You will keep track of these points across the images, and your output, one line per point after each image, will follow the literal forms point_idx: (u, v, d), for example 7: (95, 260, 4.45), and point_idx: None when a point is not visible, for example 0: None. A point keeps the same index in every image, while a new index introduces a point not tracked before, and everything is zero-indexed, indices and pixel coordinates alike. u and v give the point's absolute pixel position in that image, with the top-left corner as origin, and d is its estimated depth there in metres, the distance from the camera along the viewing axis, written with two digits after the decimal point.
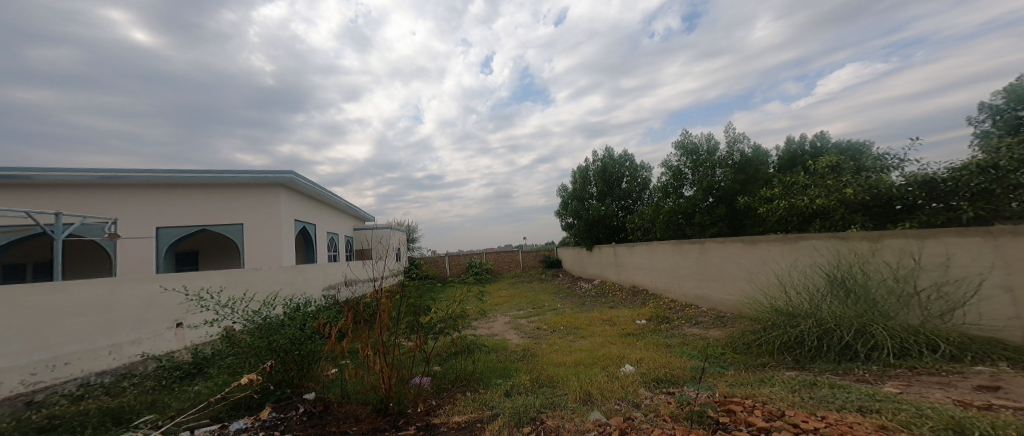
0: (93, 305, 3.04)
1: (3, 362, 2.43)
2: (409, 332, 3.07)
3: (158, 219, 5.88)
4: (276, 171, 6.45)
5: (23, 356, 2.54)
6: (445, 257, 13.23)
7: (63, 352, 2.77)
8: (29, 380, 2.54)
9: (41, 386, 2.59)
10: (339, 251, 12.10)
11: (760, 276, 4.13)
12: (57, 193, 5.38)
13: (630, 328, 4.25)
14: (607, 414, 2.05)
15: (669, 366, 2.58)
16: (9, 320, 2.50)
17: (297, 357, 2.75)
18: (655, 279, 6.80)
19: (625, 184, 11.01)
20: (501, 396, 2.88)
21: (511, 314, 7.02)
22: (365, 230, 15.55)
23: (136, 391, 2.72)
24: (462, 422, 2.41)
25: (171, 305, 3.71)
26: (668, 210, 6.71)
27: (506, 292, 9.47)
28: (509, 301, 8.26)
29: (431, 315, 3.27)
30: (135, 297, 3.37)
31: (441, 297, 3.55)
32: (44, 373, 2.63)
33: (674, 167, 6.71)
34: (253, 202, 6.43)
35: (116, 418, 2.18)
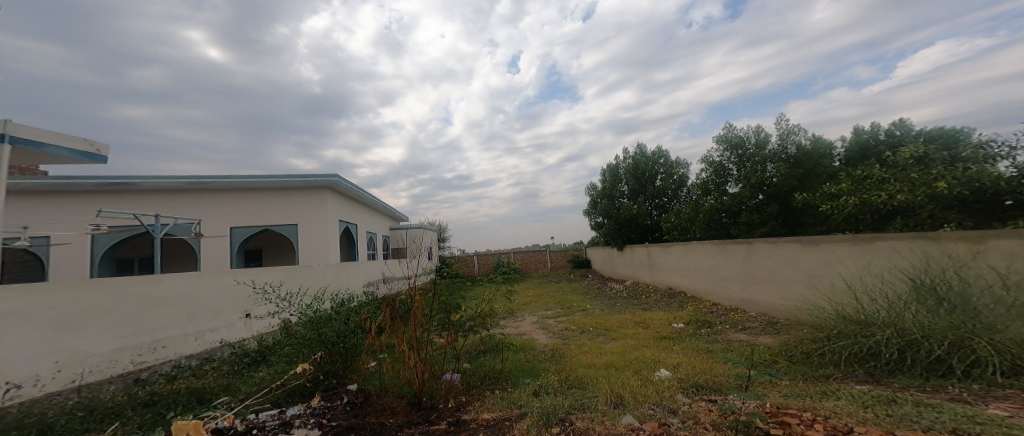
0: (181, 296, 3.31)
1: (116, 343, 2.74)
2: (441, 329, 3.15)
3: (231, 220, 6.34)
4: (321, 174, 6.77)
5: (129, 339, 2.83)
6: (474, 256, 13.40)
7: (159, 337, 3.06)
8: (136, 359, 2.85)
9: (144, 365, 2.90)
10: (376, 249, 12.58)
11: (821, 279, 3.86)
12: (148, 198, 5.95)
13: (665, 332, 4.10)
14: (640, 418, 1.99)
15: (711, 372, 2.46)
16: (116, 308, 2.77)
17: (343, 350, 2.89)
18: (693, 281, 6.58)
19: (660, 181, 10.65)
20: (529, 395, 2.87)
21: (539, 314, 6.99)
22: (399, 230, 16.08)
23: (214, 374, 2.96)
24: (492, 419, 2.42)
25: (242, 298, 3.98)
26: (709, 208, 6.47)
27: (533, 292, 9.46)
28: (537, 301, 8.25)
29: (461, 313, 3.31)
30: (214, 288, 3.64)
31: (471, 295, 3.58)
32: (147, 355, 2.93)
33: (717, 163, 6.47)
34: (301, 204, 6.77)
35: (200, 398, 2.38)
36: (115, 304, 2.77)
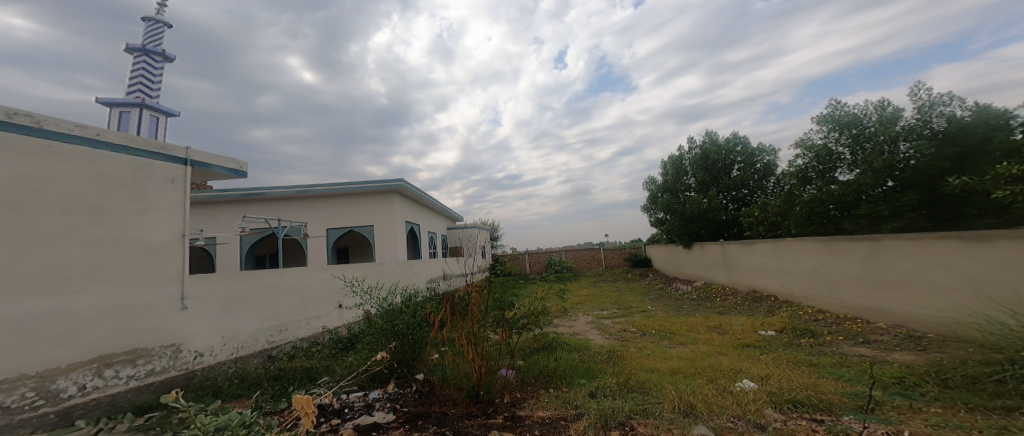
0: (296, 288, 4.04)
1: (257, 324, 3.48)
2: (496, 325, 3.23)
3: (325, 221, 7.49)
4: (390, 180, 7.34)
5: (264, 322, 3.56)
6: (525, 255, 13.47)
7: (283, 321, 3.81)
8: (271, 339, 3.60)
9: (274, 344, 3.65)
10: (436, 248, 13.18)
11: (989, 287, 3.21)
12: (267, 205, 7.36)
13: (748, 339, 3.74)
14: (716, 430, 1.82)
15: (814, 389, 2.18)
16: (253, 296, 3.46)
17: (412, 341, 3.15)
18: (788, 283, 6.01)
19: (737, 172, 9.76)
20: (585, 397, 2.79)
21: (593, 314, 6.80)
22: (456, 230, 16.67)
23: (320, 354, 3.66)
24: (547, 418, 2.39)
25: (335, 289, 4.70)
26: (808, 200, 5.55)
27: (587, 291, 9.23)
28: (592, 300, 8.04)
29: (514, 310, 3.36)
30: (316, 282, 4.37)
31: (523, 293, 3.60)
32: (278, 335, 3.70)
33: (821, 147, 5.48)
34: (375, 206, 7.55)
35: (309, 375, 3.02)
36: (252, 294, 3.46)
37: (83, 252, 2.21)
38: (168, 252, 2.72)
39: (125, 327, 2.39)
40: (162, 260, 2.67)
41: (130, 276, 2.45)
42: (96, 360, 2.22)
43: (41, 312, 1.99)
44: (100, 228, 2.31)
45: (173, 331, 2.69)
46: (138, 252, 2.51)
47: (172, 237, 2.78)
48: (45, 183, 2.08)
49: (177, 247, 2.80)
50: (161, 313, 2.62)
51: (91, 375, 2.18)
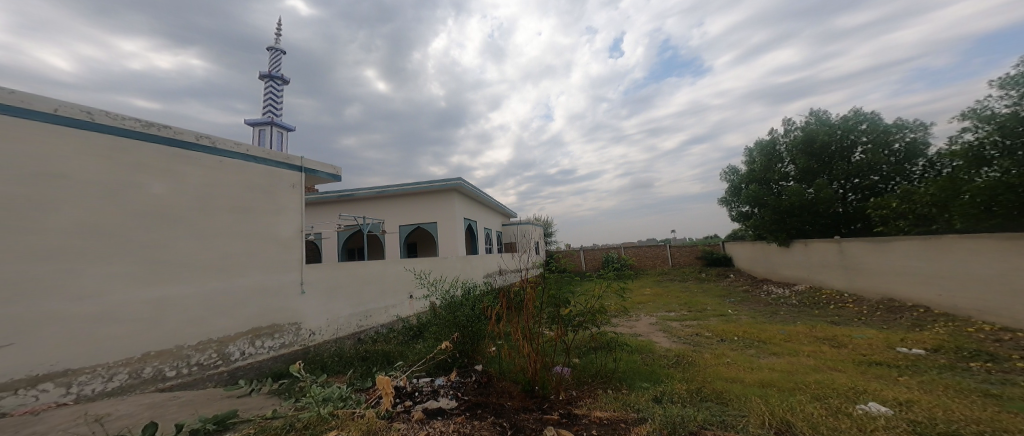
0: (380, 281, 5.52)
1: (352, 309, 4.93)
2: (551, 322, 3.28)
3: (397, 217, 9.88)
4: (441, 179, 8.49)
5: (357, 307, 5.03)
6: (580, 251, 13.21)
7: (371, 308, 5.31)
8: (360, 322, 5.06)
9: (364, 326, 5.13)
10: (493, 244, 13.45)
11: None
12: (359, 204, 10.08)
13: (874, 356, 3.25)
14: None
15: (985, 424, 1.79)
16: (348, 287, 4.90)
17: (471, 333, 4.15)
18: (946, 291, 5.16)
19: (859, 157, 8.15)
20: (649, 401, 2.64)
21: (658, 315, 6.45)
22: (510, 226, 16.87)
23: (395, 341, 4.98)
24: (606, 419, 2.26)
25: (410, 282, 6.29)
26: (982, 187, 4.59)
27: (650, 290, 8.77)
28: (655, 300, 7.61)
29: (570, 307, 3.43)
30: (396, 277, 5.95)
31: (579, 290, 3.64)
32: (365, 320, 5.17)
33: (1004, 117, 4.41)
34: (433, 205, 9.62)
35: (388, 359, 4.20)
36: (345, 284, 4.85)
37: (241, 255, 3.55)
38: (289, 249, 4.04)
39: (265, 306, 3.72)
40: (287, 252, 4.02)
41: (268, 268, 3.79)
42: (250, 330, 3.56)
43: (220, 298, 3.31)
44: (247, 226, 3.61)
45: (294, 310, 4.03)
46: (272, 248, 3.83)
47: (292, 235, 4.10)
48: (218, 193, 3.36)
49: (296, 242, 4.13)
50: (286, 295, 3.96)
51: (248, 341, 3.51)
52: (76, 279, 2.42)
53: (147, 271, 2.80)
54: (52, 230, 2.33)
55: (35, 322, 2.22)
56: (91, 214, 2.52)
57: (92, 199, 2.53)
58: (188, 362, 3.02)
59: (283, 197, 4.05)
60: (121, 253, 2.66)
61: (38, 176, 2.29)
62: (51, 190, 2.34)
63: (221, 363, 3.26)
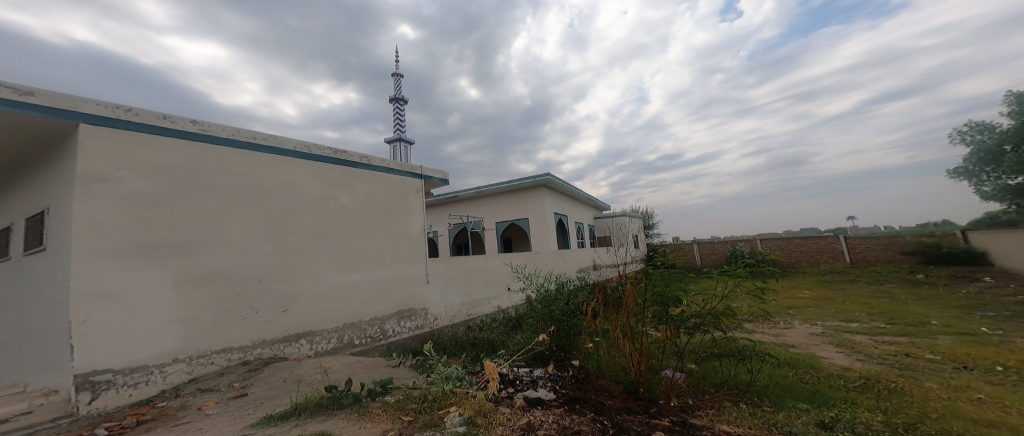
0: (479, 272, 7.47)
1: (461, 298, 6.89)
2: (658, 322, 3.93)
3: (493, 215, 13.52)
4: (527, 178, 10.31)
5: (463, 297, 6.99)
6: (693, 245, 11.84)
7: (474, 299, 7.27)
8: (467, 311, 7.02)
9: (471, 315, 7.09)
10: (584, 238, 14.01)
11: None
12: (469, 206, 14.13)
13: None
14: None
15: None
16: (456, 276, 6.81)
17: (565, 327, 4.92)
18: None
19: None
20: (808, 425, 2.47)
21: (826, 324, 5.64)
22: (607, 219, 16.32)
23: (496, 329, 6.81)
24: (733, 432, 2.40)
25: (505, 275, 8.33)
26: None
27: (812, 294, 7.75)
28: (819, 306, 6.62)
29: (682, 307, 3.79)
30: (493, 268, 7.97)
31: (694, 290, 3.93)
32: (471, 308, 7.13)
33: None
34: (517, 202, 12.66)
35: (491, 345, 5.72)
36: (453, 273, 6.71)
37: (388, 253, 5.45)
38: (417, 244, 5.93)
39: (404, 292, 5.62)
40: (416, 249, 5.91)
41: (407, 262, 5.72)
42: (398, 311, 5.46)
43: (377, 285, 5.18)
44: (389, 232, 5.49)
45: (423, 298, 5.95)
46: (406, 243, 5.74)
47: (418, 233, 5.95)
48: (368, 208, 5.23)
49: (421, 240, 5.99)
50: (416, 284, 5.86)
51: (397, 319, 5.42)
52: (309, 265, 4.37)
53: (342, 264, 4.77)
54: (298, 236, 4.29)
55: (296, 295, 4.18)
56: (315, 227, 4.49)
57: (316, 217, 4.53)
58: (363, 334, 4.95)
59: (412, 201, 5.94)
60: (329, 252, 4.63)
61: (295, 207, 4.31)
62: (301, 214, 4.35)
63: (382, 336, 5.17)
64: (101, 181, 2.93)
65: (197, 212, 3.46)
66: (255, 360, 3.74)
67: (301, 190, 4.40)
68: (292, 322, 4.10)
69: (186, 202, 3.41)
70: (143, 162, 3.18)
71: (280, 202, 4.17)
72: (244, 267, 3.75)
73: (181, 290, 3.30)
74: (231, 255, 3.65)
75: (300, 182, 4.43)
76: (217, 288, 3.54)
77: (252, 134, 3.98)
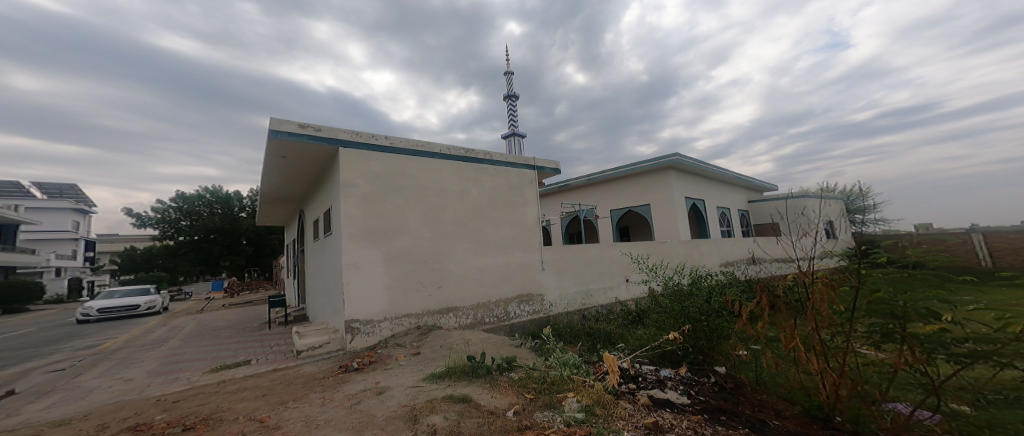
0: (597, 261, 9.57)
1: (581, 288, 9.18)
2: (872, 341, 2.92)
3: (610, 202, 16.95)
4: (659, 157, 14.04)
5: (580, 284, 9.18)
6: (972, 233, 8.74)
7: (593, 290, 9.39)
8: (588, 301, 9.23)
9: (593, 304, 9.33)
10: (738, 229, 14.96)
11: None
12: (591, 193, 17.62)
13: None
14: None
15: None
16: (568, 262, 8.98)
17: (704, 327, 5.70)
18: None
19: None
20: None
21: None
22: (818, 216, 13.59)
23: (619, 322, 8.73)
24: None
25: (627, 265, 10.43)
26: None
27: None
28: None
29: (942, 322, 2.56)
30: (615, 257, 10.05)
31: (961, 302, 2.50)
32: (592, 299, 9.38)
33: None
34: (655, 188, 15.58)
35: (613, 339, 7.21)
36: (564, 260, 8.88)
37: (512, 241, 7.94)
38: (535, 232, 8.39)
39: (524, 279, 8.08)
40: (534, 238, 8.28)
41: (530, 253, 8.17)
42: (521, 296, 7.86)
43: (498, 270, 7.56)
44: (511, 227, 8.00)
45: (539, 286, 8.30)
46: (528, 231, 8.23)
47: (538, 221, 8.43)
48: (493, 207, 7.67)
49: (538, 230, 8.47)
50: (536, 271, 8.25)
51: (520, 304, 7.84)
52: (458, 251, 7.09)
53: (480, 252, 7.35)
54: (454, 226, 7.10)
55: (448, 275, 6.94)
56: (461, 220, 7.21)
57: (465, 216, 7.26)
58: (495, 316, 7.48)
59: (532, 189, 8.49)
60: (469, 244, 7.27)
61: (448, 213, 7.06)
62: (453, 214, 7.12)
63: (507, 317, 7.64)
64: (346, 182, 6.04)
65: (393, 208, 6.45)
66: (424, 325, 6.56)
67: (450, 180, 7.21)
68: (444, 297, 6.82)
69: (389, 200, 6.40)
70: (368, 171, 6.24)
71: (439, 210, 6.96)
72: (420, 247, 6.64)
73: (386, 265, 6.25)
74: (412, 237, 6.55)
75: (450, 174, 7.25)
76: (404, 263, 6.46)
77: (421, 140, 6.79)
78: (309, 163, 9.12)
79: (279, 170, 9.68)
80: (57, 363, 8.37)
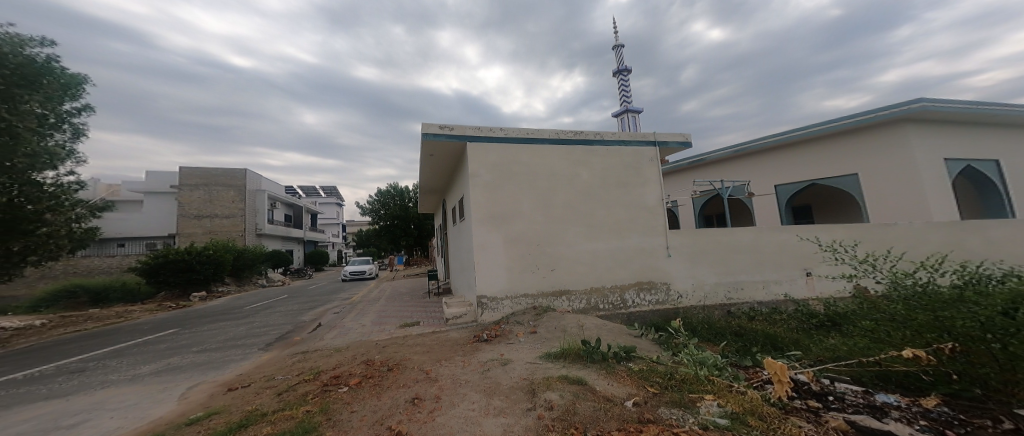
0: (745, 249, 9.10)
1: (716, 278, 9.01)
2: None
3: (773, 179, 12.11)
4: (892, 111, 9.76)
5: (714, 276, 9.02)
6: None
7: (737, 281, 9.07)
8: (726, 295, 8.97)
9: (733, 300, 9.05)
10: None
11: None
12: (729, 168, 13.19)
13: None
14: None
15: None
16: (703, 249, 9.06)
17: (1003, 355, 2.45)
18: None
19: None
20: None
21: None
22: None
23: (778, 323, 8.01)
24: None
25: (804, 254, 9.24)
26: None
27: None
28: None
29: None
30: (771, 243, 9.19)
31: None
32: (734, 293, 9.06)
33: None
34: (866, 144, 10.49)
35: (775, 345, 6.70)
36: (695, 246, 9.07)
37: (622, 225, 8.94)
38: (653, 212, 9.14)
39: (637, 265, 8.82)
40: (650, 220, 9.10)
41: (645, 236, 8.97)
42: (636, 282, 8.73)
43: (607, 253, 8.73)
44: (620, 211, 8.92)
45: (658, 271, 8.92)
46: (644, 211, 9.15)
47: (655, 205, 9.19)
48: (596, 193, 8.94)
49: (654, 212, 9.14)
50: (655, 256, 8.93)
51: (635, 289, 8.77)
52: (567, 235, 8.62)
53: (588, 234, 8.74)
54: (562, 212, 8.65)
55: (562, 256, 8.53)
56: (569, 205, 8.76)
57: (573, 202, 8.79)
58: (605, 300, 8.62)
59: (646, 172, 9.31)
60: (578, 227, 8.71)
61: (555, 200, 8.68)
62: (562, 200, 8.71)
63: (622, 304, 8.72)
64: (473, 177, 8.28)
65: (512, 197, 8.42)
66: (541, 305, 8.30)
67: (555, 172, 8.74)
68: (557, 275, 8.45)
69: (509, 190, 8.42)
70: (490, 169, 8.36)
71: (551, 198, 8.65)
72: (534, 230, 8.46)
73: (506, 247, 8.25)
74: (526, 221, 8.44)
75: (555, 166, 8.76)
76: (519, 245, 8.34)
77: (528, 134, 8.65)
78: (447, 162, 10.33)
79: (430, 172, 11.33)
80: (335, 308, 13.99)
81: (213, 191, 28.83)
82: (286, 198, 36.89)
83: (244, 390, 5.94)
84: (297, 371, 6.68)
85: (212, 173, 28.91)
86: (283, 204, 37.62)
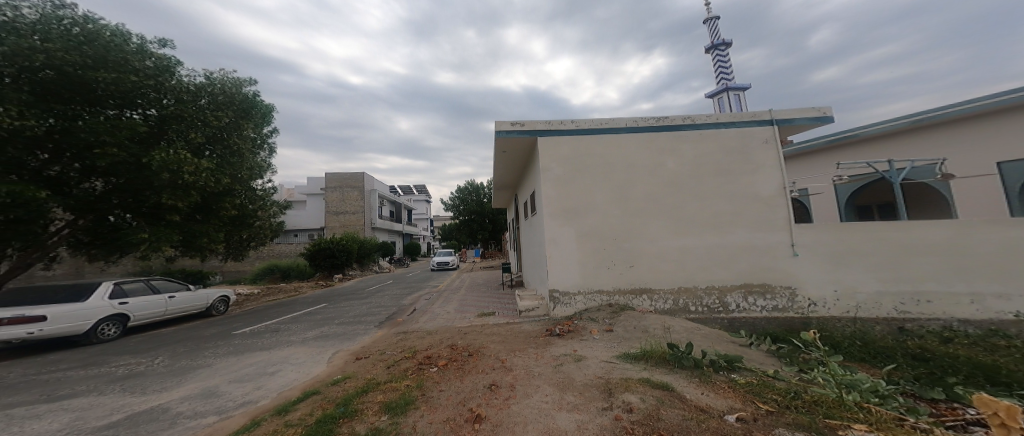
0: (938, 247, 5.46)
1: (880, 286, 5.64)
2: None
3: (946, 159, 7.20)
4: None
5: (898, 282, 5.59)
6: None
7: (930, 291, 5.48)
8: (901, 308, 5.54)
9: (908, 315, 5.52)
10: None
11: None
12: (844, 151, 8.73)
13: None
14: None
15: None
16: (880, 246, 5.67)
17: None
18: None
19: None
20: None
21: None
22: None
23: (979, 348, 4.64)
24: None
25: None
26: None
27: None
28: None
29: None
30: (996, 237, 5.27)
31: None
32: (915, 306, 5.51)
33: None
34: None
35: (992, 379, 3.80)
36: (872, 244, 5.68)
37: (727, 218, 6.25)
38: (770, 204, 6.20)
39: (750, 264, 6.14)
40: (774, 210, 6.17)
41: (764, 231, 6.15)
42: (744, 284, 6.12)
43: (705, 251, 6.22)
44: (725, 201, 6.27)
45: (784, 273, 6.02)
46: (758, 203, 6.22)
47: (775, 194, 6.23)
48: (692, 180, 6.37)
49: (779, 202, 6.19)
50: (777, 255, 6.07)
51: (742, 294, 6.11)
52: (653, 230, 6.33)
53: (677, 230, 6.31)
54: (620, 208, 6.41)
55: (644, 253, 6.33)
56: (653, 196, 6.40)
57: (660, 192, 6.40)
58: (701, 303, 6.18)
59: (759, 154, 6.33)
60: (666, 221, 6.33)
61: (634, 191, 6.44)
62: (635, 191, 6.44)
63: (722, 307, 6.15)
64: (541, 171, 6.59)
65: (582, 188, 6.52)
66: (618, 304, 6.31)
67: (632, 161, 6.49)
68: (638, 274, 6.31)
69: (581, 181, 6.54)
70: (559, 158, 6.59)
71: (634, 187, 6.45)
72: (614, 225, 6.42)
73: (579, 241, 6.44)
74: (601, 216, 6.44)
75: (632, 154, 6.50)
76: (592, 242, 6.43)
77: (599, 121, 6.58)
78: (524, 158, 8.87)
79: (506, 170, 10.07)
80: (428, 293, 14.11)
81: (343, 192, 33.62)
82: (391, 197, 40.52)
83: (368, 359, 5.65)
84: (402, 347, 6.18)
85: (343, 178, 33.75)
86: (390, 202, 41.92)
